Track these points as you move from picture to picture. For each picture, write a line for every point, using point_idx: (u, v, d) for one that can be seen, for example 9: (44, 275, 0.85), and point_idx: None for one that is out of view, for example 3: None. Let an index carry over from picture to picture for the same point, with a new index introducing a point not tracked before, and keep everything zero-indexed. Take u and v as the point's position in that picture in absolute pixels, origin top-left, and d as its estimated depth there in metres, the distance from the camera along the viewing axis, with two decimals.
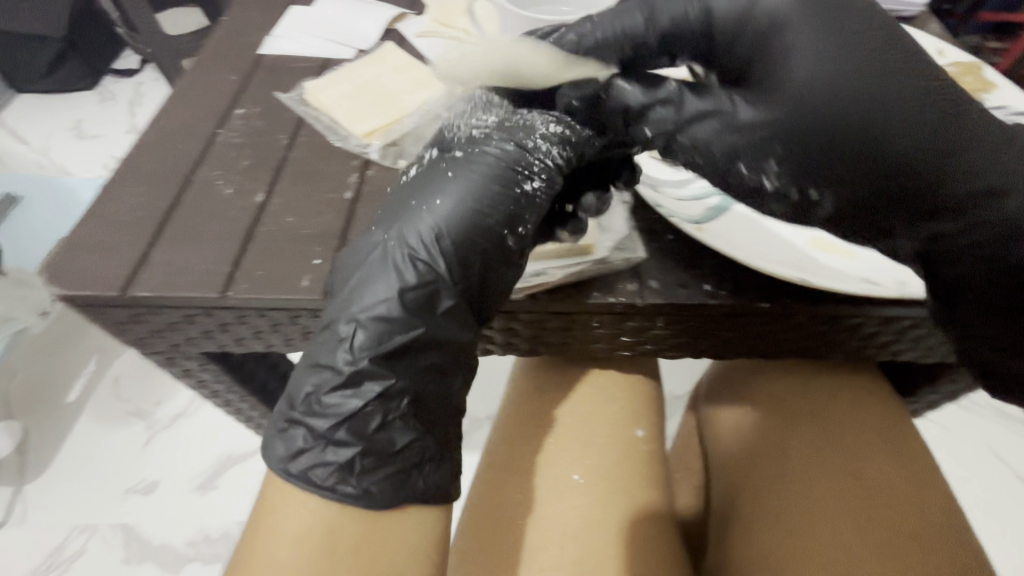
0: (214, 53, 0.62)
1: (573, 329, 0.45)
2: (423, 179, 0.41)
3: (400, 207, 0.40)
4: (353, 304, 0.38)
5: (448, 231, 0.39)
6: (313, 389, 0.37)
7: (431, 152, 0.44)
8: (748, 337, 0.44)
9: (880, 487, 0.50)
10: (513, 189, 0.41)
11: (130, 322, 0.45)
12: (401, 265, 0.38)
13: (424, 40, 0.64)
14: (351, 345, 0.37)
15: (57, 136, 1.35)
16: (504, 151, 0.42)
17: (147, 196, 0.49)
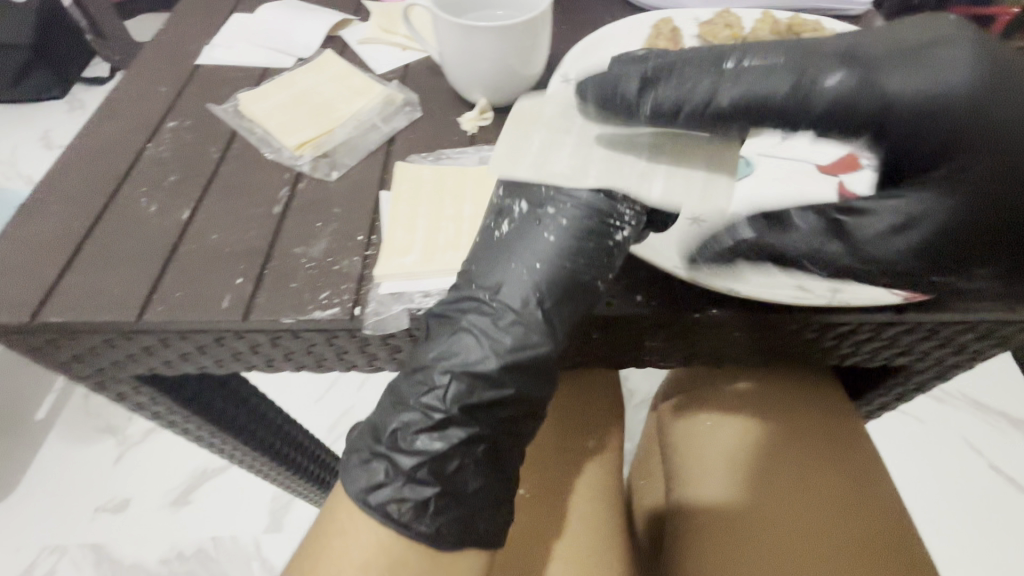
0: (145, 62, 0.56)
1: (635, 352, 0.41)
2: (515, 233, 0.36)
3: (503, 260, 0.36)
4: (445, 357, 0.35)
5: (547, 292, 0.35)
6: (402, 425, 0.34)
7: (515, 204, 0.37)
8: (798, 351, 0.42)
9: (841, 512, 0.45)
10: (605, 244, 0.36)
11: (48, 347, 0.39)
12: (489, 333, 0.35)
13: (366, 47, 0.57)
14: (443, 395, 0.34)
15: (24, 147, 1.29)
16: (595, 201, 0.36)
17: (65, 215, 0.43)
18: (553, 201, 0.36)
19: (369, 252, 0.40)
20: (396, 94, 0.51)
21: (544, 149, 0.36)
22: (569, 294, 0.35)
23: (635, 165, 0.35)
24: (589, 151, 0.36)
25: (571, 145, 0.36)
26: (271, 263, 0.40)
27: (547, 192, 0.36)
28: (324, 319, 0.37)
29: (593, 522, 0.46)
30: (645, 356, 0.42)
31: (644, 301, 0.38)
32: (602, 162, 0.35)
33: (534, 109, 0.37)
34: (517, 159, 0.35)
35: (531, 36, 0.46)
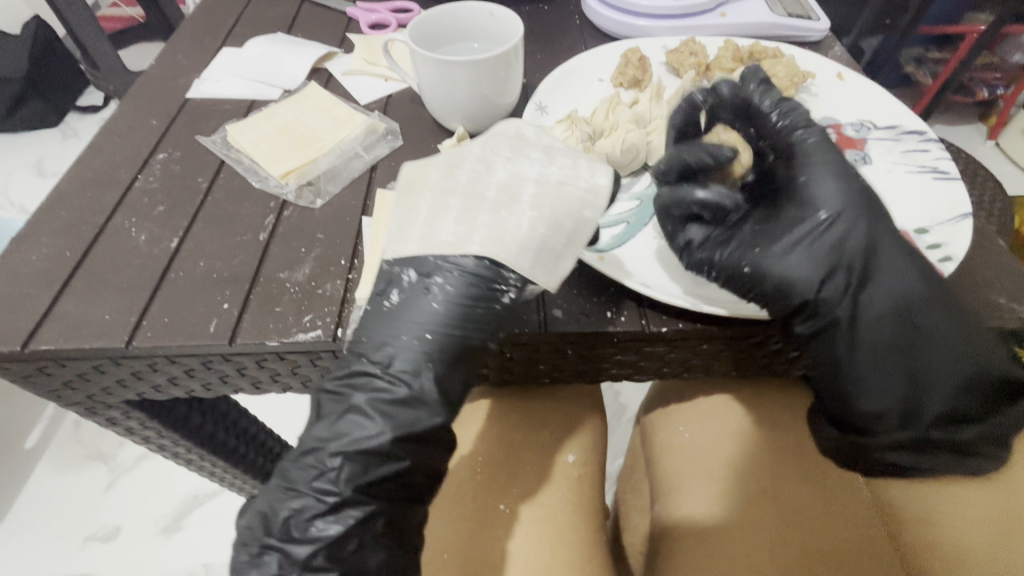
0: (135, 97, 0.58)
1: (589, 364, 0.42)
2: (403, 304, 0.37)
3: (391, 331, 0.36)
4: (336, 438, 0.35)
5: (438, 363, 0.36)
6: (292, 512, 0.33)
7: (406, 275, 0.37)
8: (747, 361, 0.43)
9: (802, 511, 0.47)
10: (492, 309, 0.36)
11: (39, 374, 0.40)
12: (381, 408, 0.35)
13: (349, 79, 0.60)
14: (334, 477, 0.33)
15: (17, 176, 1.31)
16: (478, 271, 0.36)
17: (57, 245, 0.45)
18: (439, 270, 0.36)
19: (351, 275, 0.42)
20: (378, 123, 0.53)
21: (429, 217, 0.36)
22: (459, 362, 0.37)
23: (513, 232, 0.35)
24: (474, 215, 0.36)
25: (456, 210, 0.36)
26: (257, 288, 0.41)
27: (432, 260, 0.36)
28: (308, 340, 0.38)
29: (533, 536, 0.47)
30: (590, 374, 0.44)
31: (614, 317, 0.39)
32: (484, 228, 0.36)
33: (419, 177, 0.38)
34: (400, 232, 0.37)
35: (506, 69, 0.48)
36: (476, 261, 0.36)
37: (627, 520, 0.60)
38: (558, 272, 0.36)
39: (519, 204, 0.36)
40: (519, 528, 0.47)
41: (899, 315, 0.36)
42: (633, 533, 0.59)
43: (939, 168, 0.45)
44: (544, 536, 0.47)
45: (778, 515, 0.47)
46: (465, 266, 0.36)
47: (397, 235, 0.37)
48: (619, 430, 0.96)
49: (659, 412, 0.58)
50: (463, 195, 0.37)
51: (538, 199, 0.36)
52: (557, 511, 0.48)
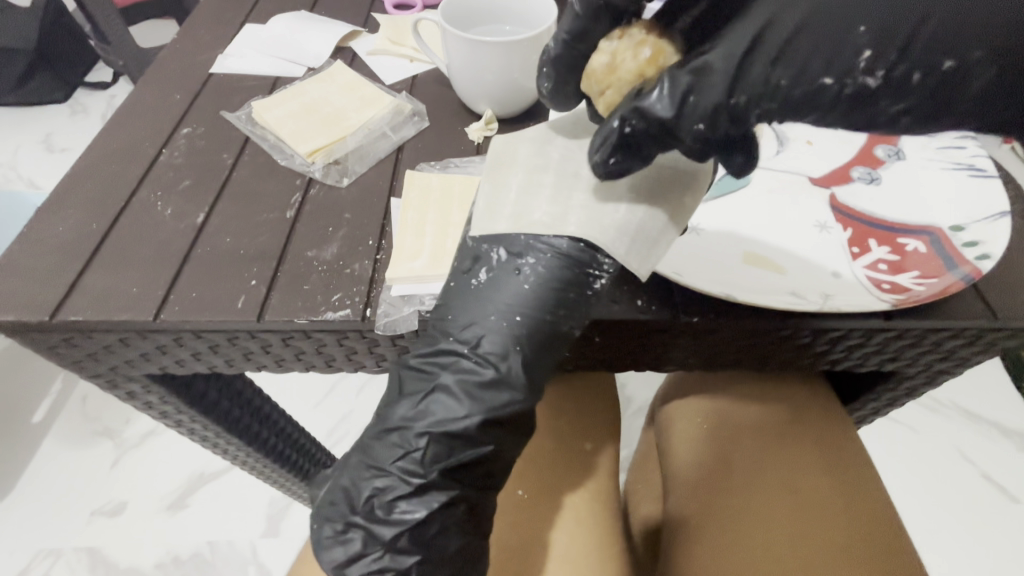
0: (157, 71, 0.57)
1: (656, 347, 0.42)
2: (490, 283, 0.34)
3: (476, 311, 0.35)
4: (421, 418, 0.34)
5: (526, 348, 0.34)
6: (376, 491, 0.35)
7: (496, 251, 0.35)
8: (799, 358, 0.43)
9: (817, 495, 0.47)
10: (585, 292, 0.34)
11: (64, 346, 0.40)
12: (466, 390, 0.34)
13: (374, 58, 0.59)
14: (418, 458, 0.34)
15: (25, 150, 1.30)
16: (573, 253, 0.34)
17: (82, 217, 0.44)
18: (530, 250, 0.34)
19: (379, 256, 0.42)
20: (405, 103, 0.53)
21: (520, 194, 0.34)
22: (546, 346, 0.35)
23: (612, 215, 0.33)
24: (568, 195, 0.34)
25: (549, 187, 0.34)
26: (284, 266, 0.41)
27: (524, 240, 0.34)
28: (336, 319, 0.38)
29: (585, 518, 0.48)
30: (653, 359, 0.43)
31: (644, 306, 0.39)
32: (579, 209, 0.34)
33: (510, 150, 0.36)
34: (491, 209, 0.35)
35: (537, 51, 0.48)
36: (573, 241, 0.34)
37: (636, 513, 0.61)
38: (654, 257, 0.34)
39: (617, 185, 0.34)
40: (567, 508, 0.48)
41: (845, 63, 0.26)
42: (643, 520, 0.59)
43: (971, 165, 0.44)
44: (590, 518, 0.48)
45: (795, 501, 0.47)
46: (562, 247, 0.33)
47: (488, 209, 0.35)
48: (628, 423, 0.96)
49: (677, 403, 0.59)
50: (559, 172, 0.35)
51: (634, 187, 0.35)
52: (597, 495, 0.50)
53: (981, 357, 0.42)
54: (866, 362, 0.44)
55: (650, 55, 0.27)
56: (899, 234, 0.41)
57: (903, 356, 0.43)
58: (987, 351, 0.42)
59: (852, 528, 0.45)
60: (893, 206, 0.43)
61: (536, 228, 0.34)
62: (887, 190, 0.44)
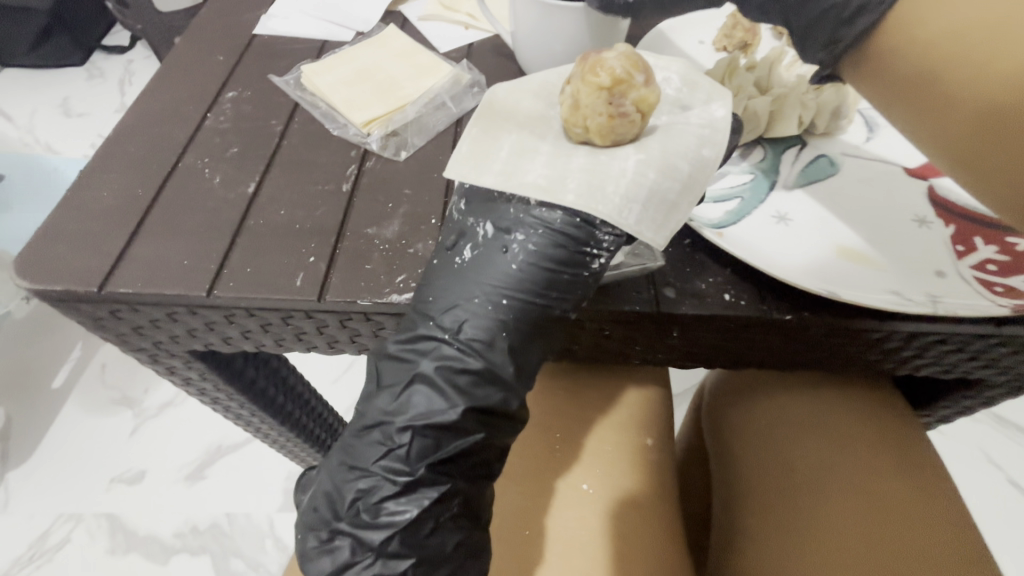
0: (198, 30, 0.54)
1: (681, 348, 0.40)
2: (477, 263, 0.34)
3: (459, 292, 0.33)
4: (401, 413, 0.33)
5: (515, 333, 0.33)
6: (360, 493, 0.33)
7: (483, 228, 0.34)
8: (824, 358, 0.41)
9: (894, 497, 0.45)
10: (581, 272, 0.33)
11: (109, 319, 0.38)
12: (446, 380, 0.32)
13: (427, 24, 0.55)
14: (403, 455, 0.32)
15: (43, 113, 1.27)
16: (568, 231, 0.33)
17: (126, 181, 0.42)
18: (522, 224, 0.33)
19: (443, 236, 0.39)
20: (463, 73, 0.49)
21: (513, 155, 0.34)
22: (536, 330, 0.34)
23: (616, 181, 0.32)
24: (566, 161, 0.33)
25: (544, 154, 0.34)
26: (344, 243, 0.38)
27: (515, 213, 0.33)
28: (402, 302, 0.36)
29: (581, 516, 0.46)
30: (696, 356, 0.41)
31: (732, 300, 0.36)
32: (581, 171, 0.33)
33: (507, 111, 0.36)
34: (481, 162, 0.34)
35: (616, 18, 0.44)
36: (565, 219, 0.33)
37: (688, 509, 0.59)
38: (670, 224, 0.32)
39: (623, 150, 0.33)
40: (584, 505, 0.46)
41: None
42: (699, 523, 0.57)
43: None
44: (637, 515, 0.46)
45: (871, 503, 0.45)
46: (557, 225, 0.32)
47: (466, 164, 0.34)
48: None
49: (731, 401, 0.57)
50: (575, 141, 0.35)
51: (644, 145, 0.34)
52: (646, 492, 0.48)
53: None
54: (951, 370, 0.41)
55: (594, 86, 0.33)
56: (1006, 233, 0.38)
57: (978, 362, 0.40)
58: None
59: (938, 533, 0.43)
60: None
61: (528, 205, 0.33)
62: None
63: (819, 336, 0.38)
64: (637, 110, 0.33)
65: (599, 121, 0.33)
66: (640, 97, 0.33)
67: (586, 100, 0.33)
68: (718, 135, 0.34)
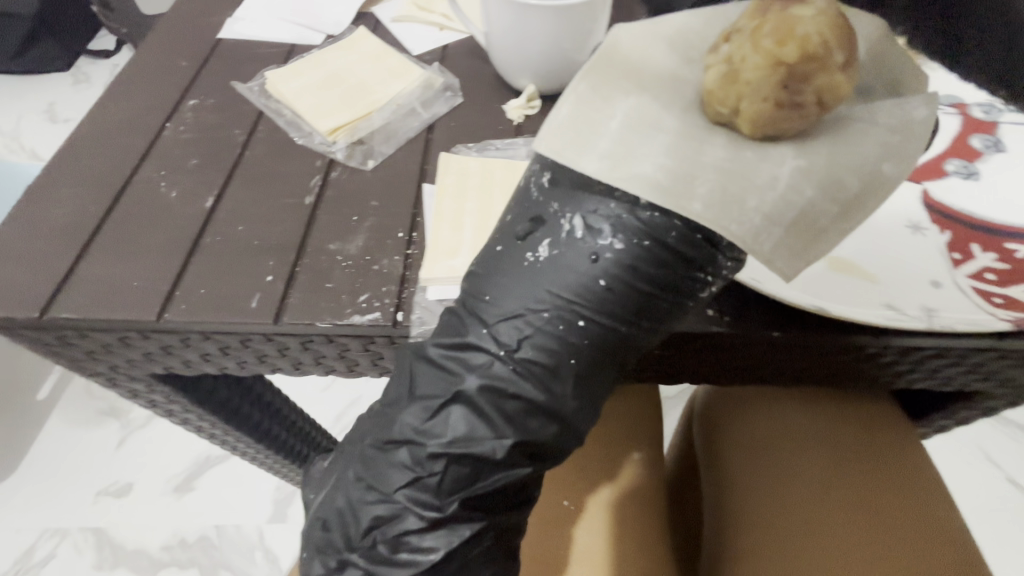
0: (163, 34, 0.52)
1: (687, 359, 0.37)
2: (553, 263, 0.27)
3: (524, 295, 0.27)
4: (439, 440, 0.27)
5: (587, 365, 0.27)
6: (377, 522, 0.29)
7: (568, 219, 0.27)
8: (825, 372, 0.38)
9: (890, 527, 0.43)
10: (685, 301, 0.27)
11: (59, 344, 0.36)
12: (508, 418, 0.27)
13: (400, 26, 0.53)
14: (433, 486, 0.28)
15: (27, 119, 1.25)
16: (682, 247, 0.25)
17: (79, 196, 0.40)
18: (624, 228, 0.25)
19: (410, 251, 0.37)
20: (435, 77, 0.47)
21: (630, 139, 0.25)
22: (609, 363, 0.28)
23: (760, 193, 0.24)
24: (695, 151, 0.25)
25: (668, 137, 0.25)
26: (305, 260, 0.36)
27: (612, 209, 0.26)
28: (363, 323, 0.34)
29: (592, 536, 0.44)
30: (674, 375, 0.38)
31: (714, 316, 0.34)
32: (712, 171, 0.24)
33: (640, 72, 0.27)
34: (577, 142, 0.25)
35: (592, 18, 0.42)
36: (682, 230, 0.25)
37: (681, 523, 0.57)
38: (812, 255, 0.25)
39: None
40: (588, 530, 0.44)
41: None
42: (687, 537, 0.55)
43: None
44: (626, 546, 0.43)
45: (867, 535, 0.43)
46: (668, 240, 0.25)
47: (562, 141, 0.26)
48: None
49: (725, 416, 0.54)
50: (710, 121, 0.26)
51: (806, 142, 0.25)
52: (634, 515, 0.45)
53: None
54: (949, 383, 0.39)
55: (771, 60, 0.24)
56: (1004, 238, 0.36)
57: (974, 375, 0.38)
58: None
59: (936, 566, 0.40)
60: (996, 207, 0.38)
61: (636, 204, 0.25)
62: (990, 187, 0.39)
63: (814, 351, 0.35)
64: (817, 105, 0.24)
65: (760, 109, 0.24)
66: (833, 81, 0.23)
67: (750, 74, 0.24)
68: (909, 145, 0.25)
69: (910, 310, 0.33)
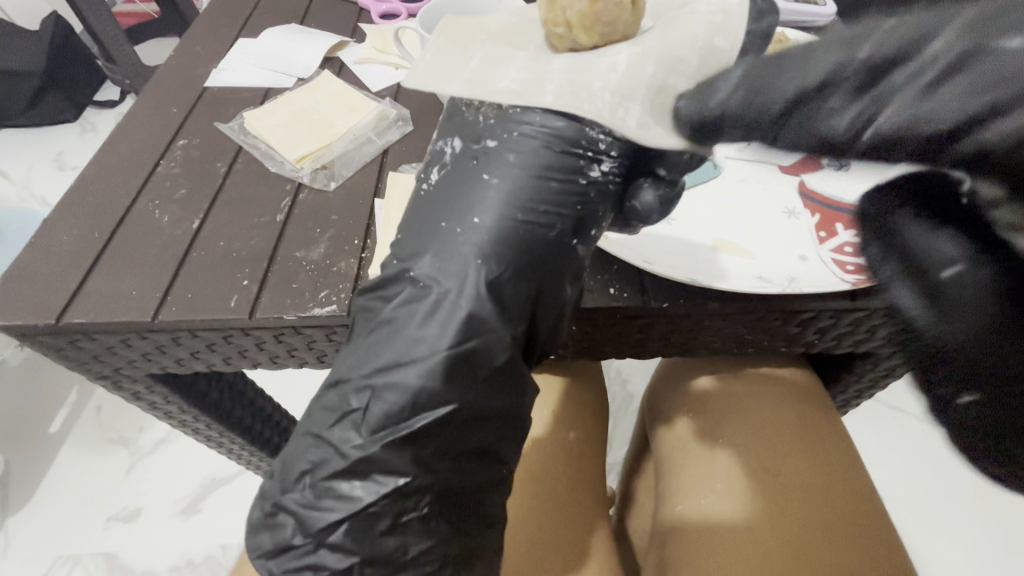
0: (155, 86, 0.60)
1: (612, 330, 0.43)
2: (449, 176, 0.34)
3: (427, 219, 0.33)
4: (365, 364, 0.33)
5: (497, 250, 0.32)
6: (312, 465, 0.33)
7: (453, 143, 0.35)
8: (731, 339, 0.44)
9: (800, 483, 0.48)
10: (578, 180, 0.33)
11: (70, 348, 0.43)
12: (430, 313, 0.32)
13: (361, 67, 0.61)
14: (363, 421, 0.32)
15: (38, 169, 1.34)
16: (553, 123, 0.32)
17: (85, 226, 0.47)
18: (496, 129, 0.33)
19: (364, 254, 0.44)
20: (389, 109, 0.55)
21: (487, 65, 0.34)
22: (520, 260, 0.33)
23: (604, 77, 0.31)
24: (545, 65, 0.33)
25: (521, 59, 0.34)
26: (274, 267, 0.43)
27: (486, 122, 0.34)
28: (323, 315, 0.40)
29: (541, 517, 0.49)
30: (594, 348, 0.45)
31: (616, 293, 0.41)
32: (561, 76, 0.32)
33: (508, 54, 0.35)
34: (449, 70, 0.34)
35: None
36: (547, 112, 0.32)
37: (632, 511, 0.61)
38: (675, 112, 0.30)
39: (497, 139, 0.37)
40: (542, 511, 0.49)
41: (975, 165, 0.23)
42: (637, 522, 0.60)
43: None
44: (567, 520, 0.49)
45: (780, 492, 0.47)
46: (534, 126, 0.32)
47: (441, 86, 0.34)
48: (624, 420, 0.99)
49: (665, 398, 0.59)
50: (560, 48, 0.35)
51: (640, 41, 0.33)
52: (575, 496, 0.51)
53: None
54: (840, 345, 0.45)
55: None
56: None
57: (859, 334, 0.44)
58: None
59: (838, 515, 0.46)
60: (861, 191, 0.44)
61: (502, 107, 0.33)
62: (856, 175, 0.46)
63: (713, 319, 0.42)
64: None
65: (580, 7, 0.32)
66: None
67: None
68: (730, 21, 0.33)
69: (775, 276, 0.40)
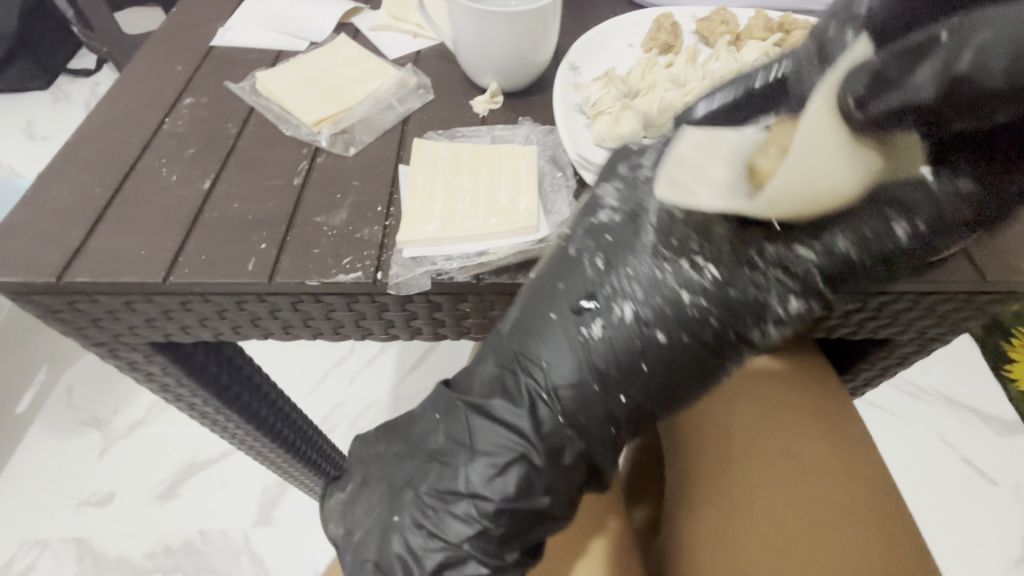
0: (156, 43, 0.57)
1: None
2: (605, 346, 0.34)
3: (572, 371, 0.34)
4: (496, 485, 0.35)
5: (622, 424, 0.35)
6: (444, 563, 0.37)
7: (624, 307, 0.33)
8: None
9: (812, 460, 0.48)
10: (719, 364, 0.34)
11: (67, 310, 0.40)
12: (558, 472, 0.35)
13: (377, 34, 0.59)
14: (498, 541, 0.36)
15: (6, 137, 1.27)
16: (726, 330, 0.33)
17: (84, 183, 0.44)
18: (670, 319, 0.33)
19: (388, 222, 0.42)
20: (410, 77, 0.53)
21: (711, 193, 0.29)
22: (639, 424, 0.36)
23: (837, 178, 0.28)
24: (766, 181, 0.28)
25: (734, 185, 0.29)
26: (293, 230, 0.41)
27: (664, 303, 0.32)
28: (348, 281, 0.39)
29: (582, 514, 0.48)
30: None
31: None
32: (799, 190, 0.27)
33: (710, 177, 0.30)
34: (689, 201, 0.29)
35: (544, 23, 0.48)
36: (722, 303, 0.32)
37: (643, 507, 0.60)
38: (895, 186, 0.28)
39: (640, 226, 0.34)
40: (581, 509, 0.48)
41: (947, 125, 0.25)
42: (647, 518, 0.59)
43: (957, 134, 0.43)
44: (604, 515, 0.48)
45: (793, 468, 0.48)
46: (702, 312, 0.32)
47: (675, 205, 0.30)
48: None
49: None
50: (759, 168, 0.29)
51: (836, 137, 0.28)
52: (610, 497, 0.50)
53: (969, 323, 0.44)
54: (860, 331, 0.45)
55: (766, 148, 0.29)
56: None
57: (881, 321, 0.44)
58: (972, 316, 0.43)
59: (850, 489, 0.46)
60: None
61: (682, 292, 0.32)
62: None
63: None
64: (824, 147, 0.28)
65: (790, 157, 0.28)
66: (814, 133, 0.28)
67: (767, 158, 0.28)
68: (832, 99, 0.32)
69: None
